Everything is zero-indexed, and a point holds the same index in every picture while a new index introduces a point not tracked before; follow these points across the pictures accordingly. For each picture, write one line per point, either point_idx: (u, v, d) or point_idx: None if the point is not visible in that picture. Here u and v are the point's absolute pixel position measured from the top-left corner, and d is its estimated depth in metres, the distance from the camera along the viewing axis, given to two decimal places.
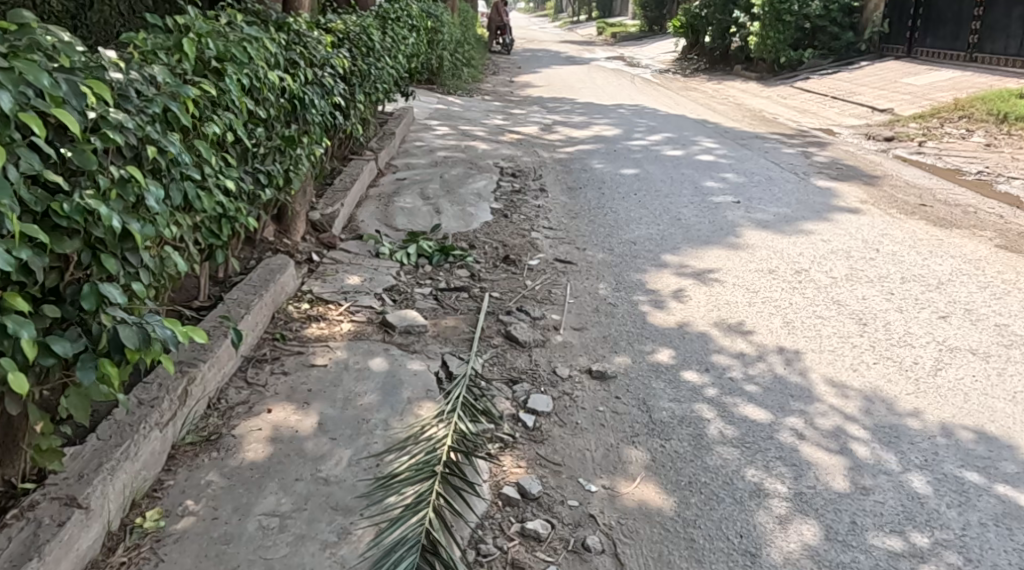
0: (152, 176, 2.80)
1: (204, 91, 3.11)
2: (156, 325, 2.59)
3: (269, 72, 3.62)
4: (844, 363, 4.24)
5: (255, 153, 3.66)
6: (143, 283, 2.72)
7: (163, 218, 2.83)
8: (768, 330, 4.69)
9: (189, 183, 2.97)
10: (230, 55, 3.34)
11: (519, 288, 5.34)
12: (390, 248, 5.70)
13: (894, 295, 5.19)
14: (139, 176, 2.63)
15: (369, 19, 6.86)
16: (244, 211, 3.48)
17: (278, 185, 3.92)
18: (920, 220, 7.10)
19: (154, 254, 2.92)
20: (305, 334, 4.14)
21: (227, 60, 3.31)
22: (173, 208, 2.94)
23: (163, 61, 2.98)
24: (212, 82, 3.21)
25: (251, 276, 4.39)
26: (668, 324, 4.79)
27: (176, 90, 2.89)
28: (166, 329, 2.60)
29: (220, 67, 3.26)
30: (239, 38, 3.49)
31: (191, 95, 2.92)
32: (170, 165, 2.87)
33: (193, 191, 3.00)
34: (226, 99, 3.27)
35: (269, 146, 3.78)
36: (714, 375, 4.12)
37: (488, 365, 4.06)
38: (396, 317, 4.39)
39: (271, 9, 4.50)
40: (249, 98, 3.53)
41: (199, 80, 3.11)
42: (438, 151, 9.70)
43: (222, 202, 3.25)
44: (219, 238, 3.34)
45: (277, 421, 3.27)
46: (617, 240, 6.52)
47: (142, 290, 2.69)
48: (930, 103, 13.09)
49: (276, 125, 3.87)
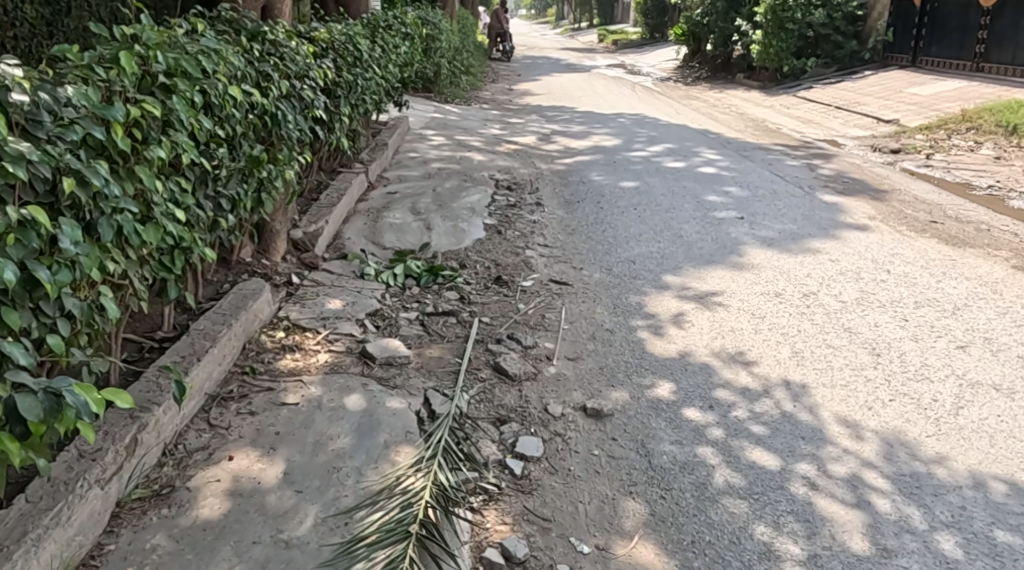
0: (69, 213, 2.53)
1: (146, 111, 2.84)
2: (67, 391, 2.24)
3: (232, 86, 3.33)
4: (859, 400, 3.92)
5: (216, 176, 3.39)
6: (61, 336, 2.52)
7: (87, 260, 2.56)
8: (775, 361, 4.39)
9: (122, 217, 2.69)
10: (183, 69, 3.05)
11: (512, 312, 5.05)
12: (375, 269, 5.42)
13: (909, 321, 4.89)
14: (44, 217, 2.35)
15: (357, 27, 6.58)
16: (200, 241, 3.22)
17: (244, 208, 3.65)
18: (931, 238, 6.81)
19: (82, 296, 2.66)
20: (278, 367, 3.85)
21: (178, 75, 3.03)
22: (102, 246, 2.67)
23: (96, 79, 2.70)
24: (158, 101, 2.93)
25: (222, 302, 4.11)
26: (668, 353, 4.50)
27: (102, 114, 2.60)
28: (76, 397, 2.24)
29: (169, 83, 2.98)
30: (197, 49, 3.21)
31: (120, 119, 2.63)
32: (94, 199, 2.60)
33: (130, 225, 2.73)
34: (175, 118, 2.99)
35: (233, 167, 3.50)
36: (718, 412, 3.83)
37: (474, 401, 3.76)
38: (377, 348, 4.10)
39: (247, 17, 4.23)
40: (206, 116, 3.26)
41: (142, 99, 2.84)
42: (432, 163, 9.42)
43: (170, 234, 2.98)
44: (170, 273, 3.07)
45: (238, 470, 2.99)
46: (615, 259, 6.22)
47: (58, 344, 2.48)
48: (937, 113, 12.81)
49: (243, 144, 3.60)
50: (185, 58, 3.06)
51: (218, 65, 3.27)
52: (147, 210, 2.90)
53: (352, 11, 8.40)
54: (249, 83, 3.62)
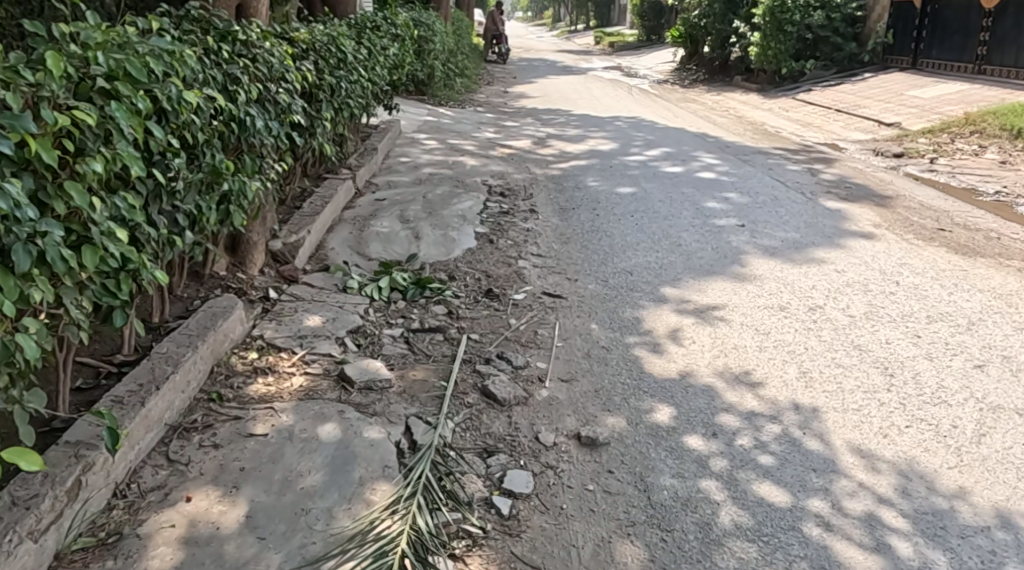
0: None
1: (79, 120, 2.58)
2: None
3: (188, 91, 3.06)
4: (873, 426, 3.65)
5: (172, 189, 3.13)
6: None
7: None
8: (782, 382, 4.11)
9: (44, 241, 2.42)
10: (127, 72, 2.78)
11: (502, 328, 4.78)
12: (359, 282, 5.14)
13: (922, 338, 4.62)
14: None
15: (341, 28, 6.30)
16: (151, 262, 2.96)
17: (206, 223, 3.38)
18: (940, 247, 6.54)
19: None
20: (247, 394, 3.58)
21: (121, 78, 2.77)
22: (23, 273, 2.40)
23: (20, 83, 2.43)
24: (95, 108, 2.66)
25: (189, 321, 3.83)
26: (669, 373, 4.23)
27: (17, 125, 2.33)
28: None
29: (110, 87, 2.71)
30: (148, 50, 2.94)
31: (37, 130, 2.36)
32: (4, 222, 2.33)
33: (58, 249, 2.48)
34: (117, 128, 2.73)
35: (192, 180, 3.24)
36: (722, 441, 3.56)
37: (460, 430, 3.48)
38: (356, 371, 3.82)
39: (216, 15, 3.97)
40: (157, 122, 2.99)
41: (75, 106, 2.58)
42: (424, 168, 9.15)
43: (112, 257, 2.72)
44: (118, 297, 2.82)
45: (195, 513, 2.76)
46: (612, 270, 5.95)
47: None
48: (939, 117, 12.57)
49: (205, 154, 3.33)
50: (130, 60, 2.80)
51: (172, 67, 3.01)
52: (85, 230, 2.65)
53: (338, 12, 8.13)
54: (212, 86, 3.36)
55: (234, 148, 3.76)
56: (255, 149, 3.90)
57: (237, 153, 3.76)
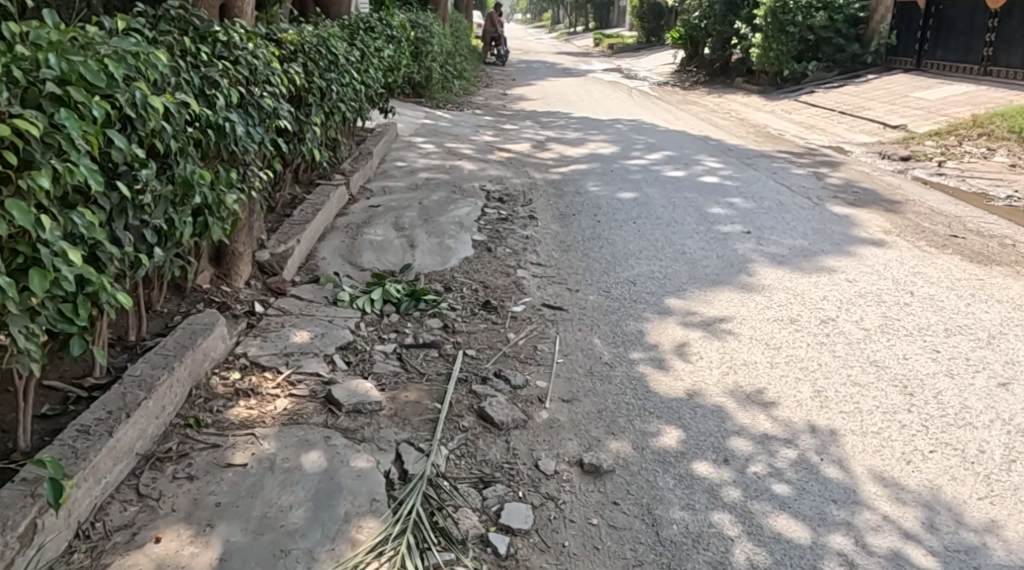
0: None
1: (24, 130, 2.36)
2: None
3: (154, 96, 2.84)
4: (895, 450, 3.43)
5: (137, 203, 2.91)
6: None
7: None
8: (795, 402, 3.89)
9: None
10: (80, 77, 2.55)
11: (500, 343, 4.56)
12: (350, 294, 4.92)
13: (941, 354, 4.40)
14: None
15: (332, 29, 6.08)
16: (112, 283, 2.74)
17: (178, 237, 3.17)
18: (954, 255, 6.32)
19: None
20: (227, 419, 3.35)
21: (75, 83, 2.55)
22: None
23: None
24: (44, 116, 2.44)
25: (167, 338, 3.60)
26: (675, 392, 4.00)
27: None
28: None
29: (61, 93, 2.49)
30: (107, 52, 2.71)
31: None
32: None
33: None
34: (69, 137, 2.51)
35: (162, 192, 3.02)
36: (734, 468, 3.33)
37: (454, 457, 3.26)
38: (343, 392, 3.60)
39: (194, 13, 3.75)
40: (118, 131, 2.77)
41: (19, 113, 2.35)
42: (420, 173, 8.93)
43: (63, 279, 2.50)
44: (75, 323, 2.61)
45: (165, 555, 2.58)
46: (614, 280, 5.73)
47: None
48: (945, 119, 12.35)
49: (177, 163, 3.12)
50: (84, 63, 2.58)
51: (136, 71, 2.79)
52: (34, 251, 2.44)
53: (330, 12, 7.90)
54: (184, 91, 3.14)
55: (213, 156, 3.54)
56: (235, 156, 3.68)
57: (216, 160, 3.54)
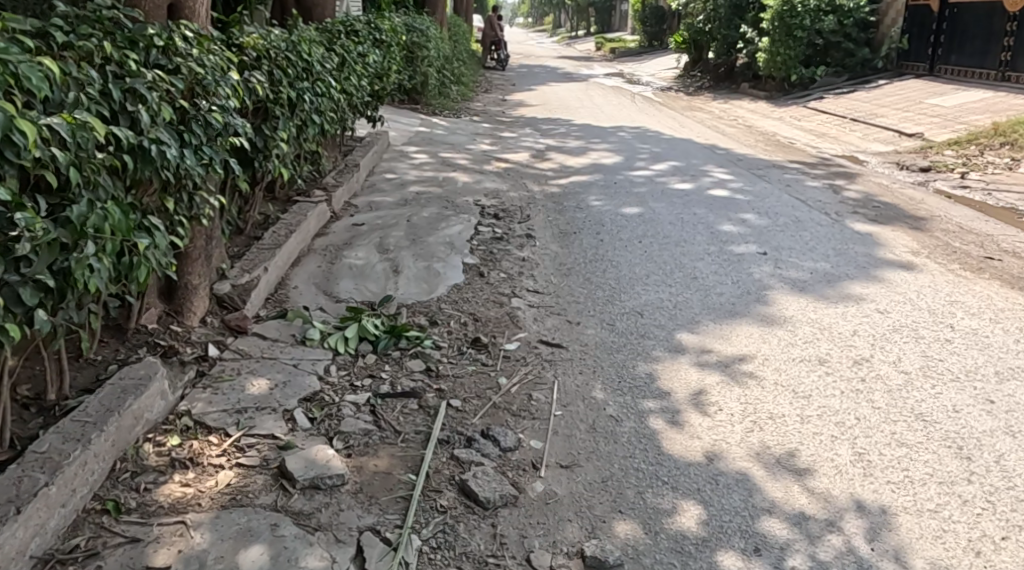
0: None
1: None
2: None
3: (26, 120, 2.33)
4: (959, 538, 2.92)
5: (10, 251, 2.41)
6: None
7: None
8: (834, 469, 3.33)
9: None
10: None
11: (489, 390, 3.99)
12: (321, 331, 4.35)
13: (996, 405, 3.85)
14: None
15: (309, 33, 5.53)
16: None
17: (79, 288, 2.66)
18: (992, 280, 5.76)
19: None
20: (156, 500, 2.78)
21: None
22: None
23: None
24: None
25: (91, 396, 3.04)
26: (692, 455, 3.42)
27: None
28: None
29: None
30: None
31: None
32: None
33: None
34: None
35: (50, 237, 2.52)
36: (768, 562, 2.79)
37: (430, 551, 2.71)
38: (300, 462, 3.02)
39: (128, 10, 3.19)
40: None
41: None
42: (410, 186, 8.37)
43: None
44: None
45: None
46: (619, 311, 5.16)
47: None
48: (965, 127, 11.79)
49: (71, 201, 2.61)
50: None
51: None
52: None
53: (311, 14, 7.31)
54: (84, 110, 2.62)
55: (137, 185, 3.03)
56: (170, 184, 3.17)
57: (138, 190, 3.04)
